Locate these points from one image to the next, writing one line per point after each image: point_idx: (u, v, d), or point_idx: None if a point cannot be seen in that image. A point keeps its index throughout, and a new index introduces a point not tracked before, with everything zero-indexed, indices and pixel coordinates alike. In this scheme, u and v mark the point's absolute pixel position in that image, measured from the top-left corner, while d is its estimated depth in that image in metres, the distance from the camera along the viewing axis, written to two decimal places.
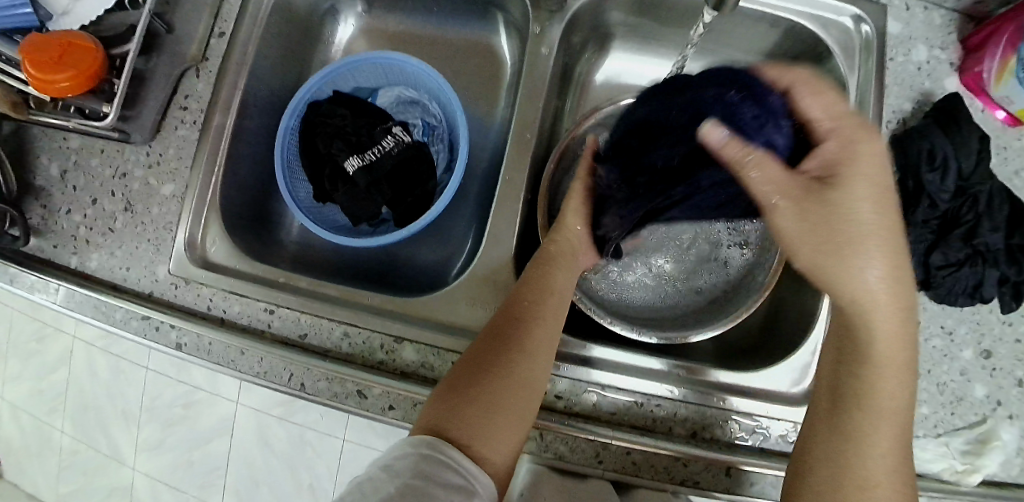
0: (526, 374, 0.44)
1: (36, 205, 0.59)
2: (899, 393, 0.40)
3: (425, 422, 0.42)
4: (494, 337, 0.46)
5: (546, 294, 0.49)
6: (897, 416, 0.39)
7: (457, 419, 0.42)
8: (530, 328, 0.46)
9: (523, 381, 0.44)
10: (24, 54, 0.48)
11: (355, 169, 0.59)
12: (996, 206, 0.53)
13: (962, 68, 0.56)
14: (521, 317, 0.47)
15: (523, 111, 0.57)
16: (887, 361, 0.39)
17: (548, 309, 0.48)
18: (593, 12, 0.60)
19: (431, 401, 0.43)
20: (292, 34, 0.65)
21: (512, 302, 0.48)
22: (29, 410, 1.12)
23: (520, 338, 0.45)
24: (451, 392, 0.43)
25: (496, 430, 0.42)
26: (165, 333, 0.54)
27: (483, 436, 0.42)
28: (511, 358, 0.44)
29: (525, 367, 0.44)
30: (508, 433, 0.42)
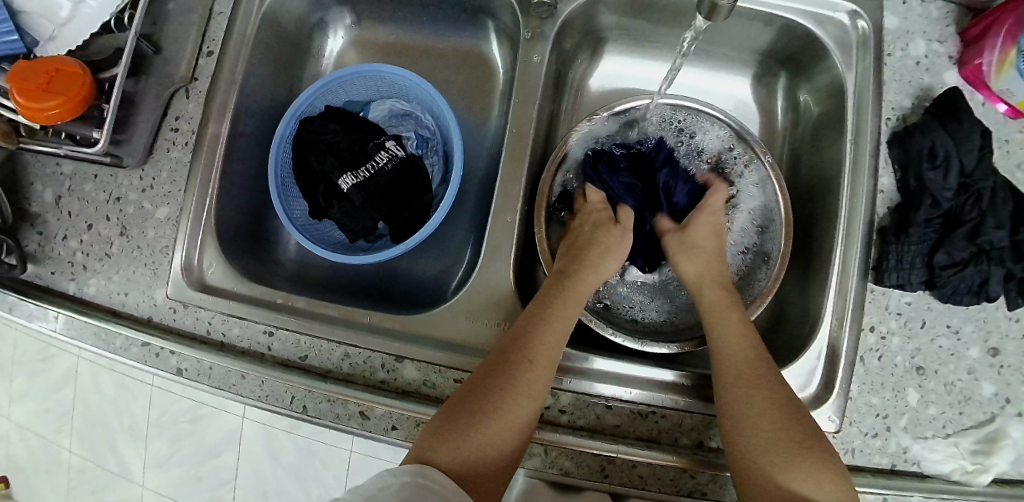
0: (525, 409, 0.44)
1: (32, 232, 0.59)
2: (743, 347, 0.48)
3: (416, 448, 0.42)
4: (493, 368, 0.46)
5: (552, 322, 0.48)
6: (743, 360, 0.47)
7: (448, 450, 0.42)
8: (533, 361, 0.45)
9: (523, 415, 0.44)
10: (13, 83, 0.48)
11: (349, 186, 0.58)
12: (1000, 202, 0.52)
13: (961, 61, 0.55)
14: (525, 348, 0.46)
15: (516, 121, 0.56)
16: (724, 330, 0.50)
17: (551, 342, 0.47)
18: (585, 17, 0.59)
19: (425, 430, 0.43)
20: (281, 49, 0.65)
21: (518, 331, 0.47)
22: (37, 429, 1.13)
23: (522, 371, 0.45)
24: (445, 422, 0.43)
25: (486, 462, 0.42)
26: (165, 358, 0.54)
27: (475, 469, 0.42)
28: (511, 390, 0.44)
29: (526, 400, 0.44)
30: (500, 466, 0.43)
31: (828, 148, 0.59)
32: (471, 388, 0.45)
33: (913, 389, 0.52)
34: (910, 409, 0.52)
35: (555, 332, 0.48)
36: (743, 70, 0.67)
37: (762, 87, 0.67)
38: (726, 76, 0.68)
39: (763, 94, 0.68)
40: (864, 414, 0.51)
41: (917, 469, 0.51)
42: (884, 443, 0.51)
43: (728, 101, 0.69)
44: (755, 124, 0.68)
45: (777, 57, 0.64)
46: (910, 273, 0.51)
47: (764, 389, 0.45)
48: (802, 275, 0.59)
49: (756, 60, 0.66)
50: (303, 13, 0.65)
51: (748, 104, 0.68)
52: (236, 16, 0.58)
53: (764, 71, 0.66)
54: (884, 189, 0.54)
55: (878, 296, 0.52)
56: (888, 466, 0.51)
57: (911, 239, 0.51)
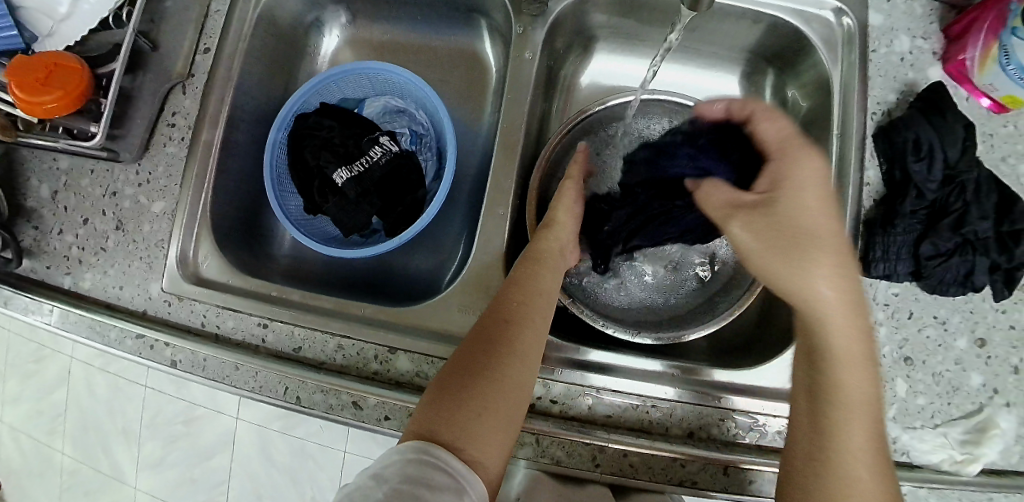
0: (515, 375, 0.44)
1: (27, 227, 0.59)
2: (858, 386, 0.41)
3: (416, 427, 0.41)
4: (477, 341, 0.46)
5: (538, 294, 0.49)
6: (857, 377, 0.41)
7: (446, 423, 0.41)
8: (515, 329, 0.46)
9: (514, 381, 0.44)
10: (11, 77, 0.48)
11: (344, 180, 0.59)
12: (984, 194, 0.53)
13: (945, 57, 0.56)
14: (513, 318, 0.47)
15: (508, 116, 0.57)
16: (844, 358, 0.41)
17: (537, 312, 0.48)
18: (576, 15, 0.60)
19: (420, 408, 0.42)
20: (277, 47, 0.66)
21: (498, 304, 0.48)
22: (31, 430, 1.12)
23: (505, 339, 0.45)
24: (439, 398, 0.42)
25: (489, 432, 0.41)
26: (159, 350, 0.54)
27: (478, 440, 0.41)
28: (506, 362, 0.44)
29: (515, 367, 0.44)
30: (503, 435, 0.42)
31: (815, 143, 0.60)
32: (459, 362, 0.45)
33: (902, 379, 0.52)
34: (899, 399, 0.52)
35: (534, 299, 0.48)
36: (732, 68, 0.68)
37: (751, 85, 0.69)
38: (715, 75, 0.69)
39: (752, 92, 0.69)
40: None
41: (907, 459, 0.52)
42: None
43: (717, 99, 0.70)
44: None
45: (765, 55, 0.65)
46: (895, 263, 0.52)
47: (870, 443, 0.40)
48: None
49: (745, 58, 0.67)
50: (299, 12, 0.66)
51: None
52: (232, 14, 0.59)
53: (753, 69, 0.67)
54: (870, 182, 0.54)
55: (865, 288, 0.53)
56: None
57: (897, 231, 0.52)
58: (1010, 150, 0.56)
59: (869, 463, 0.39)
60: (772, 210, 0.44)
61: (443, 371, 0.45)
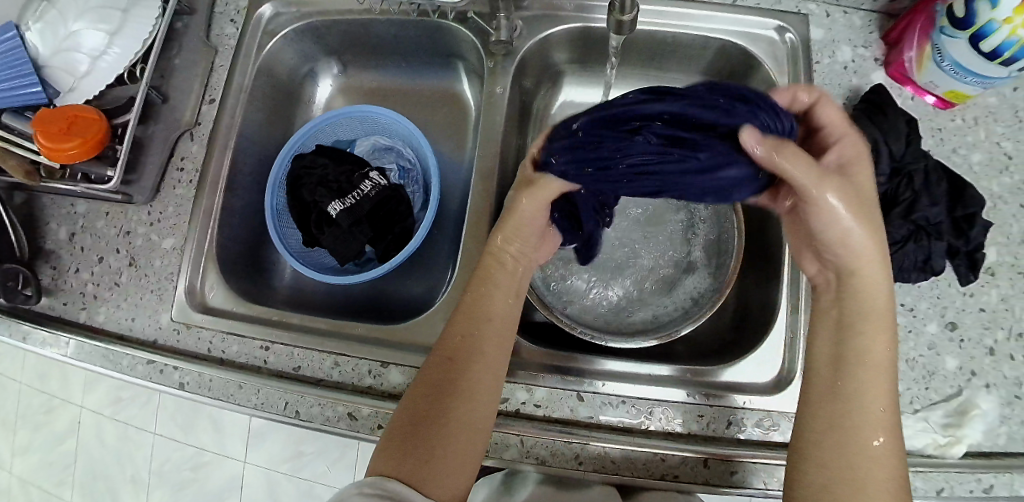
0: (471, 414, 0.46)
1: (47, 267, 0.64)
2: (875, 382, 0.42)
3: (378, 465, 0.45)
4: (438, 379, 0.48)
5: (490, 319, 0.50)
6: (878, 374, 0.42)
7: (407, 463, 0.44)
8: (475, 366, 0.48)
9: (471, 418, 0.46)
10: (38, 127, 0.54)
11: (337, 212, 0.63)
12: (933, 184, 0.55)
13: (886, 61, 0.60)
14: (466, 354, 0.48)
15: (484, 141, 0.62)
16: (863, 353, 0.42)
17: (489, 340, 0.49)
18: (541, 54, 0.66)
19: (382, 447, 0.46)
20: (277, 96, 0.72)
21: (453, 341, 0.49)
22: (42, 480, 1.14)
23: (462, 377, 0.47)
24: (400, 437, 0.45)
25: (448, 467, 0.44)
26: (168, 374, 0.58)
27: (437, 478, 0.44)
28: (459, 398, 0.46)
29: (472, 410, 0.46)
30: (457, 474, 0.45)
31: None
32: (420, 399, 0.47)
33: None
34: None
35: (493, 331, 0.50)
36: None
37: None
38: None
39: None
40: None
41: None
42: None
43: None
44: None
45: (721, 75, 0.69)
46: None
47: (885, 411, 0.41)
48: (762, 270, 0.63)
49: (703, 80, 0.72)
50: (294, 64, 0.73)
51: None
52: (235, 68, 0.66)
53: None
54: None
55: None
56: None
57: None
58: (958, 143, 0.59)
59: (895, 469, 0.40)
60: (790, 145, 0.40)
61: (403, 406, 0.48)
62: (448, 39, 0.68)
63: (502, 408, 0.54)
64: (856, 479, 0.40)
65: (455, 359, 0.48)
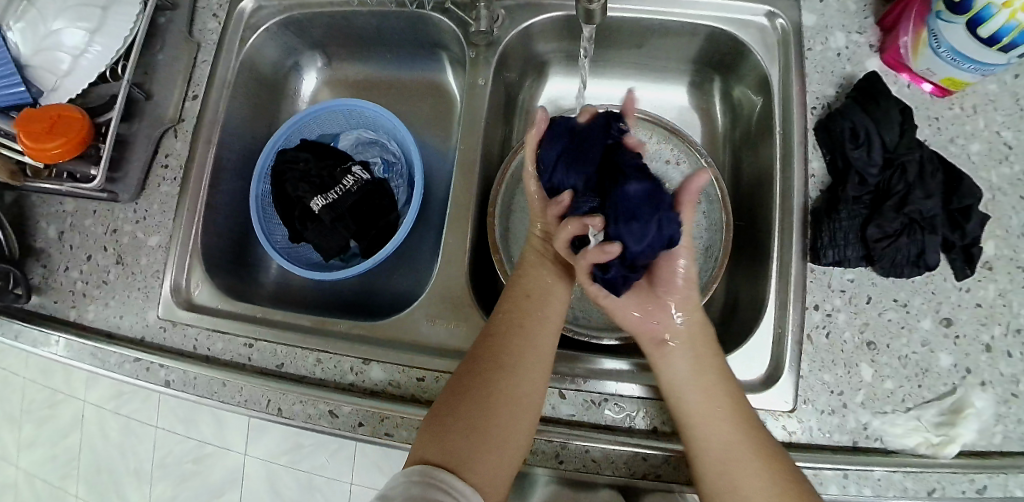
0: (519, 392, 0.46)
1: (37, 265, 0.65)
2: (726, 420, 0.46)
3: (418, 451, 0.43)
4: (487, 360, 0.48)
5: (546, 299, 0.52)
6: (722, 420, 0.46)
7: (458, 451, 0.43)
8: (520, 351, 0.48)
9: (517, 401, 0.46)
10: (20, 128, 0.54)
11: (319, 207, 0.63)
12: (927, 175, 0.54)
13: (881, 48, 0.58)
14: (520, 333, 0.50)
15: (466, 135, 0.61)
16: (718, 414, 0.46)
17: (541, 317, 0.51)
18: (525, 44, 0.65)
19: (424, 430, 0.45)
20: (261, 90, 0.72)
21: (503, 319, 0.51)
22: (49, 473, 1.17)
23: (518, 360, 0.48)
24: (445, 428, 0.44)
25: (497, 450, 0.44)
26: (155, 371, 0.58)
27: (486, 462, 0.43)
28: (511, 377, 0.47)
29: (525, 389, 0.47)
30: (500, 460, 0.44)
31: (763, 142, 0.62)
32: (459, 390, 0.47)
33: (865, 364, 0.52)
34: (865, 384, 0.52)
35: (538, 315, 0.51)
36: (680, 80, 0.72)
37: (701, 94, 0.71)
38: (665, 88, 0.72)
39: (701, 100, 0.72)
40: (818, 391, 0.52)
41: (880, 445, 0.51)
42: (842, 420, 0.51)
43: (671, 110, 0.73)
44: (698, 128, 0.72)
45: (710, 63, 0.68)
46: (846, 249, 0.53)
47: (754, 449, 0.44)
48: (750, 265, 0.62)
49: (692, 68, 0.70)
50: (278, 58, 0.72)
51: (688, 111, 0.72)
52: (217, 63, 0.66)
53: (700, 78, 0.71)
54: (815, 173, 0.57)
55: (818, 275, 0.54)
56: (849, 443, 0.51)
57: (841, 216, 0.54)
58: (957, 132, 0.56)
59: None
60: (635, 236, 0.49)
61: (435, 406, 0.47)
62: (431, 30, 0.67)
63: None
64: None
65: (502, 337, 0.49)
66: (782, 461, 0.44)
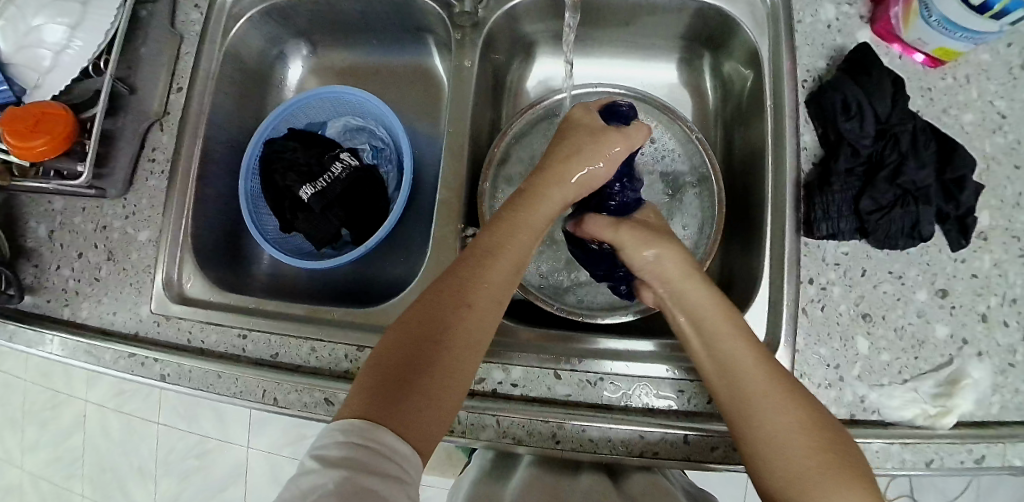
0: (463, 353, 0.43)
1: (29, 264, 0.65)
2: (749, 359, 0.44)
3: (355, 408, 0.39)
4: (435, 316, 0.44)
5: (501, 261, 0.49)
6: (742, 361, 0.44)
7: (394, 406, 0.39)
8: (475, 314, 0.45)
9: (461, 362, 0.43)
10: (5, 126, 0.54)
11: (309, 196, 0.62)
12: (920, 145, 0.53)
13: (872, 18, 0.57)
14: (473, 292, 0.46)
15: (455, 119, 0.60)
16: (733, 355, 0.45)
17: (495, 277, 0.48)
18: (511, 25, 0.64)
19: (361, 387, 0.40)
20: (247, 81, 0.71)
21: (457, 275, 0.47)
22: (53, 475, 1.17)
23: (467, 321, 0.44)
24: (383, 382, 0.40)
25: (437, 412, 0.40)
26: (149, 366, 0.58)
27: (423, 423, 0.39)
28: (460, 338, 0.44)
29: (469, 352, 0.44)
30: (436, 424, 0.40)
31: (755, 117, 0.62)
32: (403, 346, 0.43)
33: (861, 337, 0.52)
34: (861, 357, 0.52)
35: (499, 279, 0.48)
36: (670, 58, 0.71)
37: (691, 72, 0.71)
38: (654, 66, 0.72)
39: (692, 78, 0.71)
40: (815, 365, 0.52)
41: (878, 417, 0.51)
42: (839, 394, 0.51)
43: (660, 88, 0.72)
44: (688, 106, 0.72)
45: (699, 40, 0.67)
46: (839, 221, 0.53)
47: (776, 386, 0.43)
48: (744, 242, 0.62)
49: (681, 46, 0.69)
50: (263, 47, 0.71)
51: (678, 89, 0.72)
52: (201, 54, 0.65)
53: (689, 55, 0.70)
54: (807, 146, 0.56)
55: (812, 249, 0.54)
56: (847, 416, 0.51)
57: (834, 188, 0.53)
58: (950, 102, 0.56)
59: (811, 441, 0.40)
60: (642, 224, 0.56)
61: (371, 362, 0.43)
62: (416, 14, 0.66)
63: (479, 388, 0.54)
64: (781, 447, 0.40)
65: (456, 294, 0.45)
66: (805, 398, 0.43)
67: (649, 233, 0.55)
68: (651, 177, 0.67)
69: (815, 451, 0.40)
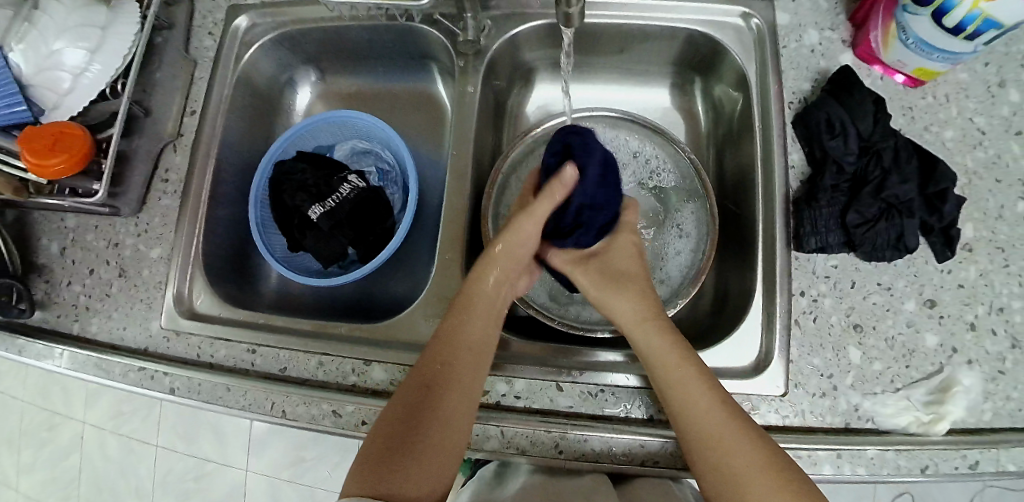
0: (450, 411, 0.48)
1: (40, 281, 0.66)
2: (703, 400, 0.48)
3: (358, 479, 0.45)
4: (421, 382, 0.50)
5: (479, 319, 0.54)
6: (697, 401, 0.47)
7: (389, 472, 0.45)
8: (454, 373, 0.50)
9: (449, 420, 0.48)
10: (24, 145, 0.56)
11: (318, 215, 0.64)
12: (904, 161, 0.56)
13: (854, 43, 0.60)
14: (453, 354, 0.51)
15: (458, 141, 0.63)
16: (688, 398, 0.48)
17: (473, 335, 0.53)
18: (512, 52, 0.67)
19: (364, 457, 0.47)
20: (256, 105, 0.74)
21: (438, 342, 0.52)
22: (50, 497, 1.16)
23: (449, 382, 0.50)
24: (380, 453, 0.46)
25: (431, 466, 0.46)
26: (159, 379, 0.59)
27: (419, 482, 0.45)
28: (445, 398, 0.49)
29: (456, 407, 0.49)
30: (432, 476, 0.46)
31: (745, 136, 0.64)
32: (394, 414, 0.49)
33: (853, 347, 0.54)
34: (853, 366, 0.53)
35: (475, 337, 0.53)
36: (663, 82, 0.74)
37: (683, 95, 0.74)
38: (647, 91, 0.75)
39: (684, 100, 0.74)
40: (808, 375, 0.53)
41: (872, 425, 0.52)
42: (833, 403, 0.53)
43: (654, 111, 0.75)
44: (681, 127, 0.74)
45: (691, 65, 0.70)
46: (828, 235, 0.55)
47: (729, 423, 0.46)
48: (738, 257, 0.64)
49: (673, 70, 0.72)
50: (273, 73, 0.74)
51: (672, 112, 0.74)
52: (214, 80, 0.68)
53: (681, 79, 0.73)
54: (795, 164, 0.59)
55: (802, 262, 0.56)
56: (841, 424, 0.52)
57: (821, 204, 0.56)
58: (931, 120, 0.58)
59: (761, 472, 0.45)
60: (603, 266, 0.58)
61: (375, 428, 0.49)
62: (420, 42, 0.69)
63: (483, 400, 0.55)
64: (740, 486, 0.45)
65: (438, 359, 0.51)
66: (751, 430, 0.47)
67: (603, 282, 0.57)
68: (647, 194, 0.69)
69: (772, 486, 0.44)
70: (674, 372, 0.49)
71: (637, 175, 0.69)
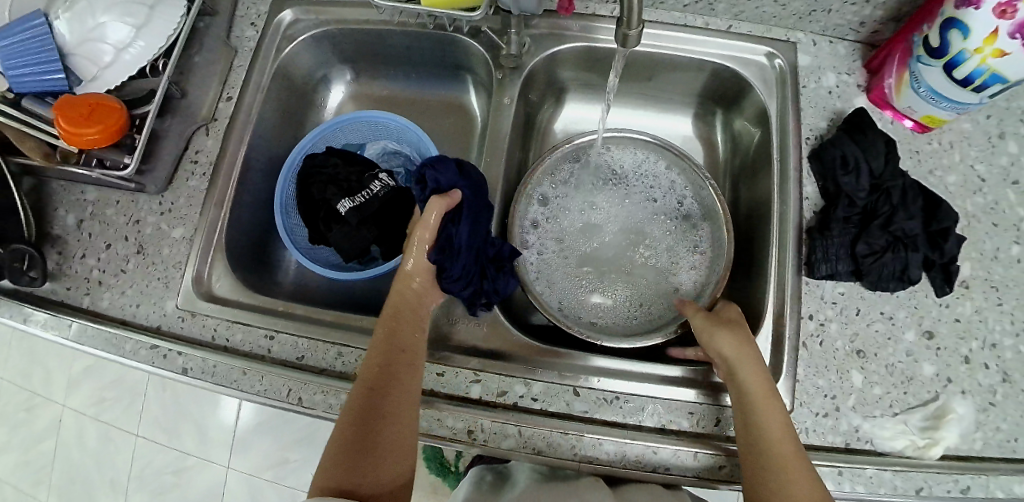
0: (400, 406, 0.49)
1: (53, 251, 0.65)
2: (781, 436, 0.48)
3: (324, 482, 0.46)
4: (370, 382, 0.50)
5: (411, 321, 0.54)
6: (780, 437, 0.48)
7: (353, 470, 0.46)
8: (399, 372, 0.50)
9: (400, 414, 0.49)
10: (58, 112, 0.55)
11: (346, 209, 0.65)
12: (909, 199, 0.60)
13: (868, 87, 0.65)
14: (396, 353, 0.51)
15: (491, 148, 0.65)
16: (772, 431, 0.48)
17: (410, 335, 0.53)
18: (548, 71, 0.70)
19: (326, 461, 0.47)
20: (290, 97, 0.75)
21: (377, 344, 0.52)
22: (17, 481, 1.12)
23: (393, 378, 0.50)
24: (343, 456, 0.47)
25: (391, 460, 0.48)
26: (171, 359, 0.59)
27: (382, 475, 0.47)
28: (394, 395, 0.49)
29: (406, 402, 0.49)
30: (396, 469, 0.48)
31: (762, 166, 0.68)
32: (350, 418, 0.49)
33: (856, 371, 0.57)
34: (856, 389, 0.56)
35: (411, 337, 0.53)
36: (686, 111, 0.78)
37: (703, 124, 0.78)
38: (671, 117, 0.78)
39: (704, 129, 0.78)
40: (813, 395, 0.56)
41: (871, 446, 0.55)
42: (836, 423, 0.55)
43: (675, 137, 0.78)
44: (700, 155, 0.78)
45: (714, 97, 0.74)
46: (837, 263, 0.58)
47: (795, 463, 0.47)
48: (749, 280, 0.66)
49: (696, 102, 0.76)
50: (310, 68, 0.76)
51: (692, 140, 0.78)
52: (253, 69, 0.69)
53: (703, 110, 0.77)
54: (809, 196, 0.62)
55: (812, 287, 0.59)
56: (842, 444, 0.55)
57: (832, 234, 0.59)
58: (935, 165, 0.63)
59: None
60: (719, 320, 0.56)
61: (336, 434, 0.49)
62: (459, 52, 0.71)
63: (501, 401, 0.55)
64: None
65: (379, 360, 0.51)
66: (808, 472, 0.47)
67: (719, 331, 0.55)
68: (666, 215, 0.71)
69: None
70: (769, 410, 0.49)
71: (657, 198, 0.72)
